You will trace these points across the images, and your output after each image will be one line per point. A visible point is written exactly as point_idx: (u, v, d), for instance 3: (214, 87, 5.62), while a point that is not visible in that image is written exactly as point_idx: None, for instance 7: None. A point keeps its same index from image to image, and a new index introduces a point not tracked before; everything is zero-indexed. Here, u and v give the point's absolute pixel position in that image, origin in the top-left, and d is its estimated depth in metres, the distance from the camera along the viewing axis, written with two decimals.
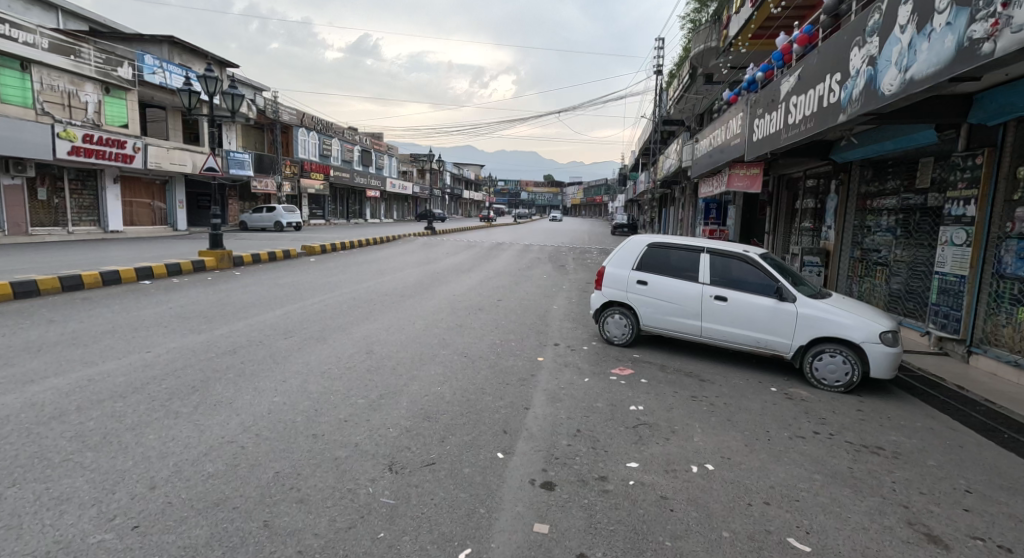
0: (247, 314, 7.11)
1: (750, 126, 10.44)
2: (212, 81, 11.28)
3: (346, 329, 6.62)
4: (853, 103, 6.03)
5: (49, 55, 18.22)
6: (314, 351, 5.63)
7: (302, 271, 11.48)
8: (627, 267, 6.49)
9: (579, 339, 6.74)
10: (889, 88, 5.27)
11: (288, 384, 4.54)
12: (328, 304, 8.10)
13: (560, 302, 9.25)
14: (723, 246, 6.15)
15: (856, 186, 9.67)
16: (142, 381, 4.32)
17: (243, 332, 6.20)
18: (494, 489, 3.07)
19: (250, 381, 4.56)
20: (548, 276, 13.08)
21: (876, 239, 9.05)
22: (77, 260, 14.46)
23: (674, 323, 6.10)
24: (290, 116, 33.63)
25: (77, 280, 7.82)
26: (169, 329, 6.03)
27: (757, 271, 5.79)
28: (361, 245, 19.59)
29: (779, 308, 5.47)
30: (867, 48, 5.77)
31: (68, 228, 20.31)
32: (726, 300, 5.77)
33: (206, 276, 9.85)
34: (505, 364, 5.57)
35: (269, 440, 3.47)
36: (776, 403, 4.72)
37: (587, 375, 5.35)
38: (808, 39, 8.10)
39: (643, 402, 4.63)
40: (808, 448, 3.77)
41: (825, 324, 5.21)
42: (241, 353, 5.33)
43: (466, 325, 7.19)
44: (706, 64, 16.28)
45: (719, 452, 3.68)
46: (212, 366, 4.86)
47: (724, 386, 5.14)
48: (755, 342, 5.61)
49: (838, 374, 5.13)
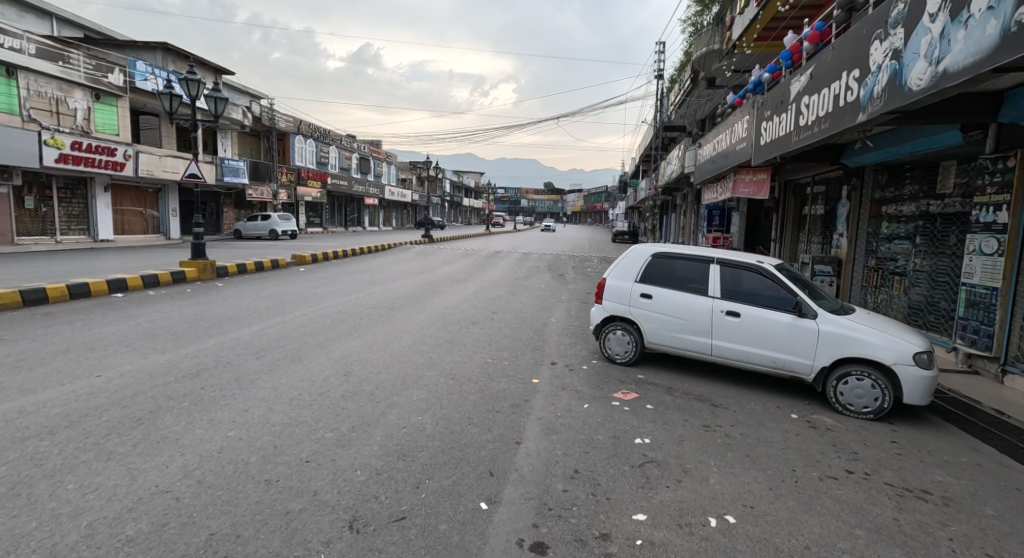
0: (221, 330, 6.60)
1: (757, 129, 9.96)
2: (194, 84, 10.72)
3: (325, 348, 6.09)
4: (874, 101, 5.55)
5: (37, 61, 17.81)
6: (284, 374, 5.10)
7: (287, 282, 10.94)
8: (629, 277, 6.00)
9: (578, 358, 6.21)
10: (917, 83, 4.79)
11: (249, 416, 4.02)
12: (310, 319, 7.58)
13: (559, 316, 8.74)
14: (735, 256, 5.64)
15: (869, 191, 9.22)
16: (81, 413, 3.80)
17: (212, 351, 5.68)
18: (474, 554, 2.57)
19: (206, 412, 4.03)
20: (546, 286, 12.61)
21: (893, 247, 8.56)
22: (60, 270, 14.00)
23: (683, 340, 5.58)
24: (287, 123, 33.23)
25: (40, 293, 7.32)
26: (128, 349, 5.50)
27: (774, 284, 5.27)
28: (355, 254, 19.09)
29: (798, 325, 4.96)
30: (890, 40, 5.30)
31: (56, 238, 19.84)
32: (738, 316, 5.27)
33: (185, 289, 9.33)
34: (497, 388, 5.03)
35: (210, 489, 2.95)
36: (800, 434, 4.20)
37: (586, 400, 4.82)
38: (820, 36, 7.68)
39: (649, 434, 4.10)
40: (843, 493, 3.26)
41: (851, 344, 4.70)
42: (203, 378, 4.81)
43: (456, 341, 6.66)
44: (710, 67, 15.83)
45: (739, 499, 3.15)
46: (166, 393, 4.33)
47: (740, 413, 4.61)
48: (773, 363, 5.10)
49: (866, 400, 4.60)
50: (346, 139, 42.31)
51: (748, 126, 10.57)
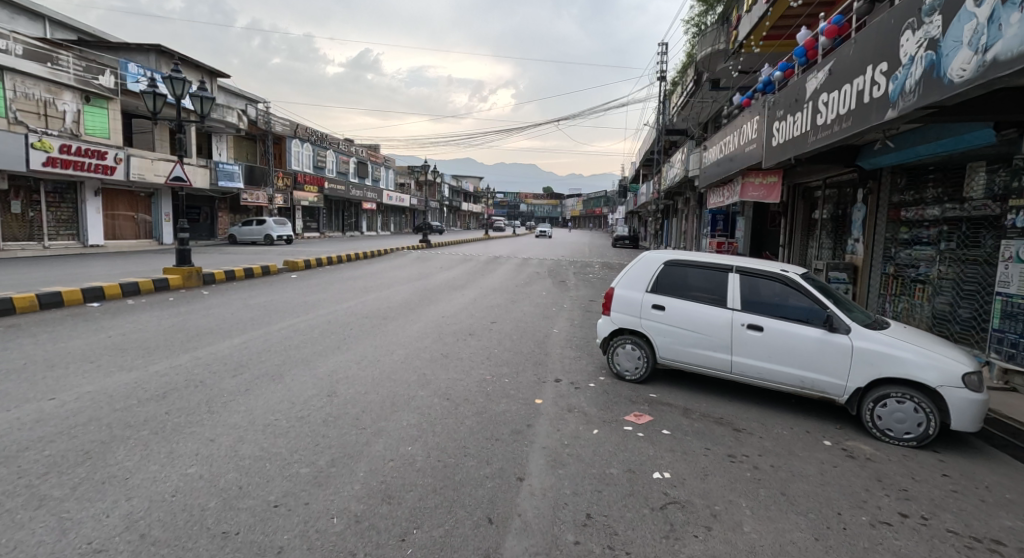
0: (199, 344, 6.12)
1: (768, 130, 9.51)
2: (179, 82, 10.24)
3: (309, 364, 5.60)
4: (906, 96, 5.11)
5: (24, 62, 17.40)
6: (262, 394, 4.63)
7: (276, 290, 10.45)
8: (639, 287, 5.53)
9: (584, 375, 5.72)
10: (959, 74, 4.35)
11: (215, 446, 3.54)
12: (297, 330, 7.12)
13: (561, 326, 8.27)
14: (757, 264, 5.17)
15: (886, 195, 8.78)
16: (19, 447, 3.32)
17: (185, 368, 5.20)
18: None
19: (167, 442, 3.55)
20: (546, 293, 12.14)
21: (914, 254, 8.11)
22: (43, 276, 13.53)
23: (700, 356, 5.11)
24: (283, 126, 32.80)
25: (6, 304, 6.85)
26: (93, 366, 5.02)
27: (801, 295, 4.80)
28: (351, 259, 18.62)
29: (829, 341, 4.49)
30: (925, 30, 4.86)
31: (44, 243, 19.39)
32: (760, 330, 4.80)
33: (168, 297, 8.84)
34: (497, 410, 4.55)
35: (154, 546, 2.48)
36: (838, 466, 3.73)
37: (595, 425, 4.33)
38: (838, 31, 7.24)
39: (669, 467, 3.62)
40: (901, 545, 2.79)
41: (889, 363, 4.23)
42: (171, 400, 4.34)
43: (452, 356, 6.18)
44: (715, 68, 15.42)
45: (782, 553, 2.68)
46: (125, 420, 3.84)
47: (767, 440, 4.15)
48: (800, 383, 4.63)
49: (907, 425, 4.13)
50: (343, 143, 41.91)
51: (758, 128, 10.13)
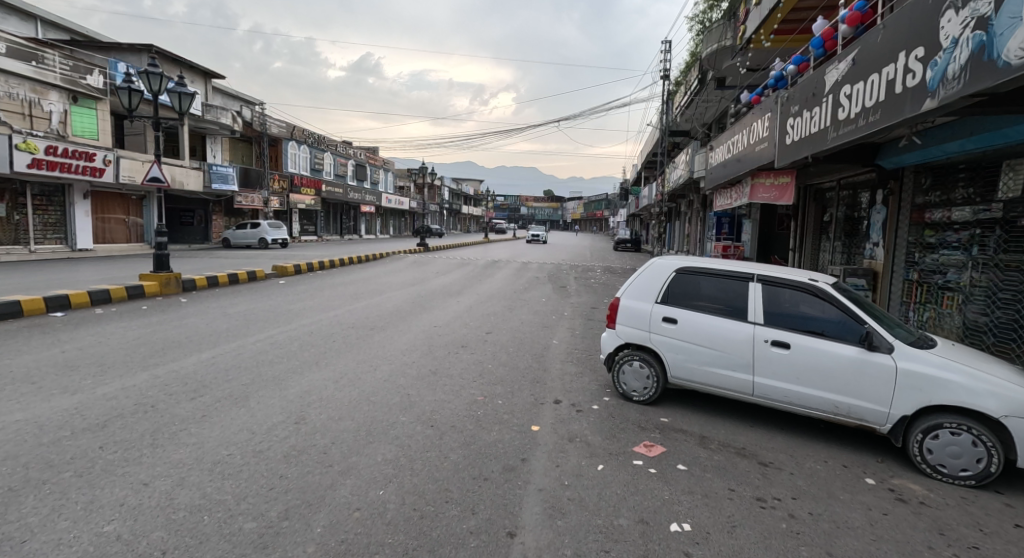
0: (162, 360, 5.54)
1: (781, 127, 8.93)
2: (156, 77, 9.68)
3: (282, 383, 5.03)
4: (949, 83, 4.55)
5: (8, 61, 16.93)
6: (221, 422, 4.05)
7: (260, 297, 9.89)
8: (648, 298, 4.95)
9: (587, 395, 5.13)
10: (1017, 55, 3.77)
11: (146, 494, 2.96)
12: (274, 343, 6.55)
13: (561, 336, 7.69)
14: (780, 272, 4.58)
15: (909, 196, 8.18)
16: None
17: (138, 390, 4.61)
18: None
19: (88, 489, 2.97)
20: (545, 299, 11.58)
21: (941, 259, 7.53)
22: (21, 281, 12.95)
23: (718, 376, 4.52)
24: (279, 128, 32.30)
25: None
26: (32, 389, 4.43)
27: (832, 307, 4.22)
28: (345, 263, 18.12)
29: (868, 361, 3.92)
30: (971, 7, 4.29)
31: (31, 247, 18.82)
32: (787, 347, 4.22)
33: (141, 306, 8.29)
34: (488, 441, 3.96)
35: None
36: (890, 513, 3.15)
37: (599, 459, 3.74)
38: (860, 18, 6.68)
39: (689, 516, 3.04)
40: None
41: (941, 389, 3.64)
42: (112, 429, 3.77)
43: (441, 373, 5.60)
44: (721, 65, 14.84)
45: None
46: (47, 458, 3.26)
47: (801, 477, 3.57)
48: (834, 408, 4.05)
49: (964, 460, 3.56)
50: (341, 146, 41.44)
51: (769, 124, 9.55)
